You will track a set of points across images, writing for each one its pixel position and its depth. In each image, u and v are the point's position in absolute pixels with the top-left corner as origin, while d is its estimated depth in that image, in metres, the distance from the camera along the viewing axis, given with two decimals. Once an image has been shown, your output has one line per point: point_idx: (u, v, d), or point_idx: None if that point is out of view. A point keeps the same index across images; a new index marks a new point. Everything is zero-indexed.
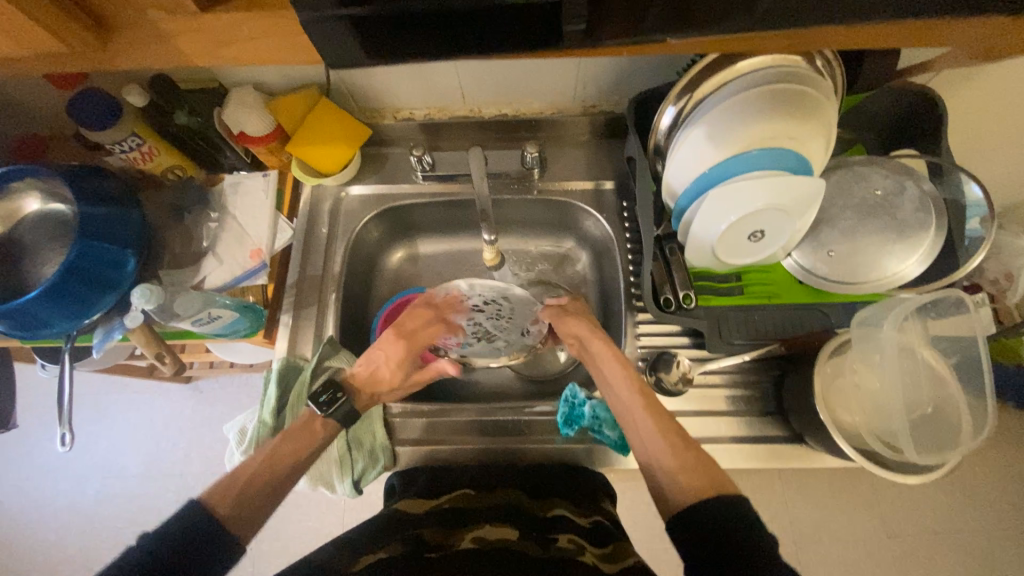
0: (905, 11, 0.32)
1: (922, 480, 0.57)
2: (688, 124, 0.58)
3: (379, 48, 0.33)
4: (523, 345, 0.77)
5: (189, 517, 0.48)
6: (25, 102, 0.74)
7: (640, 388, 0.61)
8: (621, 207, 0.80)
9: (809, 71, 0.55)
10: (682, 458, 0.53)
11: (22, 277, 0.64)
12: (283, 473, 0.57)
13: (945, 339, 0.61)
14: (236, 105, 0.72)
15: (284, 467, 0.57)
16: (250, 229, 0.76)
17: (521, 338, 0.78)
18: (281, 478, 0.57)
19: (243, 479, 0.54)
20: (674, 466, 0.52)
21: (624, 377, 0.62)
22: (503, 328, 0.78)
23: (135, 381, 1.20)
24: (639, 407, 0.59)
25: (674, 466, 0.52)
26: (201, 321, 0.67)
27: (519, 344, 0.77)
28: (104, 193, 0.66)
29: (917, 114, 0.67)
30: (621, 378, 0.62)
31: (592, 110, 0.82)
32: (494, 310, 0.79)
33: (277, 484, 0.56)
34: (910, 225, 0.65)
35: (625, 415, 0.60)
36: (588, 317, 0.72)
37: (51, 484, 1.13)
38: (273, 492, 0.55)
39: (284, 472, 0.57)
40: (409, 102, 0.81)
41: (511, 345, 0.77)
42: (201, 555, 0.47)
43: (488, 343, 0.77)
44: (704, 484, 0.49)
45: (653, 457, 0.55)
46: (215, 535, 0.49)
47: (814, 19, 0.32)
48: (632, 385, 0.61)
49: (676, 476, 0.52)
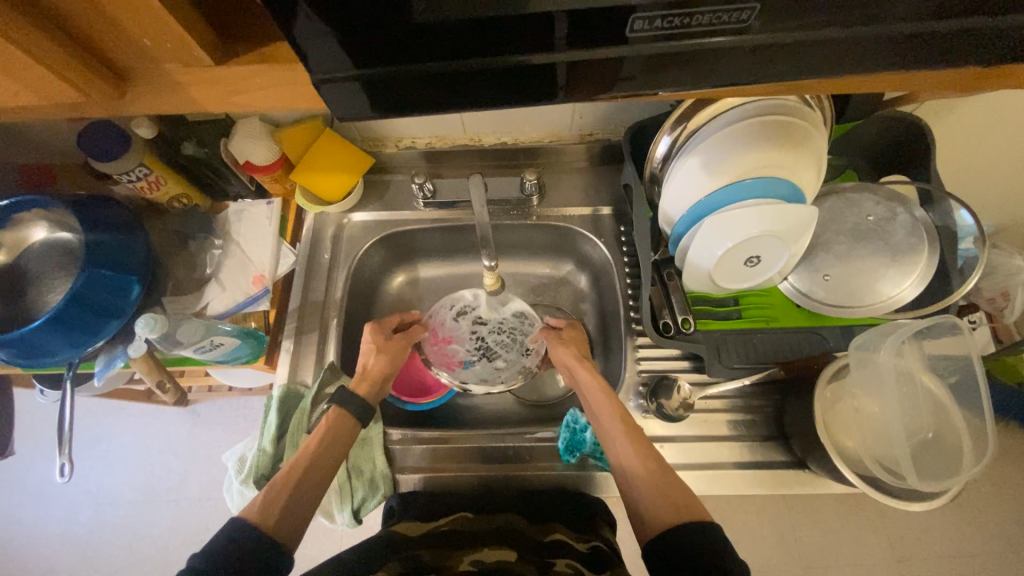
0: (894, 64, 0.33)
1: (924, 506, 0.56)
2: (683, 155, 0.60)
3: (387, 103, 0.34)
4: (521, 368, 0.78)
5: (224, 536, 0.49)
6: (36, 134, 0.75)
7: (624, 418, 0.61)
8: (618, 232, 0.81)
9: (798, 104, 0.57)
10: (660, 484, 0.54)
11: (26, 306, 0.64)
12: (318, 477, 0.58)
13: (940, 361, 0.61)
14: (243, 136, 0.74)
15: (318, 474, 0.58)
16: (253, 256, 0.77)
17: (520, 358, 0.79)
18: (315, 487, 0.58)
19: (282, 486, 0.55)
20: (652, 491, 0.53)
21: (607, 406, 0.62)
22: (504, 346, 0.80)
23: (133, 405, 1.19)
24: (619, 431, 0.60)
25: (652, 491, 0.53)
26: (203, 348, 0.68)
27: (518, 365, 0.78)
28: (111, 222, 0.67)
29: (906, 144, 0.70)
30: (605, 407, 0.63)
31: (589, 138, 0.84)
32: (496, 325, 0.81)
33: (307, 498, 0.57)
34: (903, 250, 0.66)
35: (606, 437, 0.60)
36: (579, 344, 0.73)
37: (44, 511, 1.12)
38: (310, 499, 0.56)
39: (315, 479, 0.58)
40: (411, 132, 0.83)
41: (510, 366, 0.78)
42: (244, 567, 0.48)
43: (488, 364, 0.79)
44: (674, 511, 0.51)
45: (632, 490, 0.55)
46: (258, 550, 0.49)
47: (807, 72, 0.33)
48: (615, 415, 0.61)
49: (652, 501, 0.52)
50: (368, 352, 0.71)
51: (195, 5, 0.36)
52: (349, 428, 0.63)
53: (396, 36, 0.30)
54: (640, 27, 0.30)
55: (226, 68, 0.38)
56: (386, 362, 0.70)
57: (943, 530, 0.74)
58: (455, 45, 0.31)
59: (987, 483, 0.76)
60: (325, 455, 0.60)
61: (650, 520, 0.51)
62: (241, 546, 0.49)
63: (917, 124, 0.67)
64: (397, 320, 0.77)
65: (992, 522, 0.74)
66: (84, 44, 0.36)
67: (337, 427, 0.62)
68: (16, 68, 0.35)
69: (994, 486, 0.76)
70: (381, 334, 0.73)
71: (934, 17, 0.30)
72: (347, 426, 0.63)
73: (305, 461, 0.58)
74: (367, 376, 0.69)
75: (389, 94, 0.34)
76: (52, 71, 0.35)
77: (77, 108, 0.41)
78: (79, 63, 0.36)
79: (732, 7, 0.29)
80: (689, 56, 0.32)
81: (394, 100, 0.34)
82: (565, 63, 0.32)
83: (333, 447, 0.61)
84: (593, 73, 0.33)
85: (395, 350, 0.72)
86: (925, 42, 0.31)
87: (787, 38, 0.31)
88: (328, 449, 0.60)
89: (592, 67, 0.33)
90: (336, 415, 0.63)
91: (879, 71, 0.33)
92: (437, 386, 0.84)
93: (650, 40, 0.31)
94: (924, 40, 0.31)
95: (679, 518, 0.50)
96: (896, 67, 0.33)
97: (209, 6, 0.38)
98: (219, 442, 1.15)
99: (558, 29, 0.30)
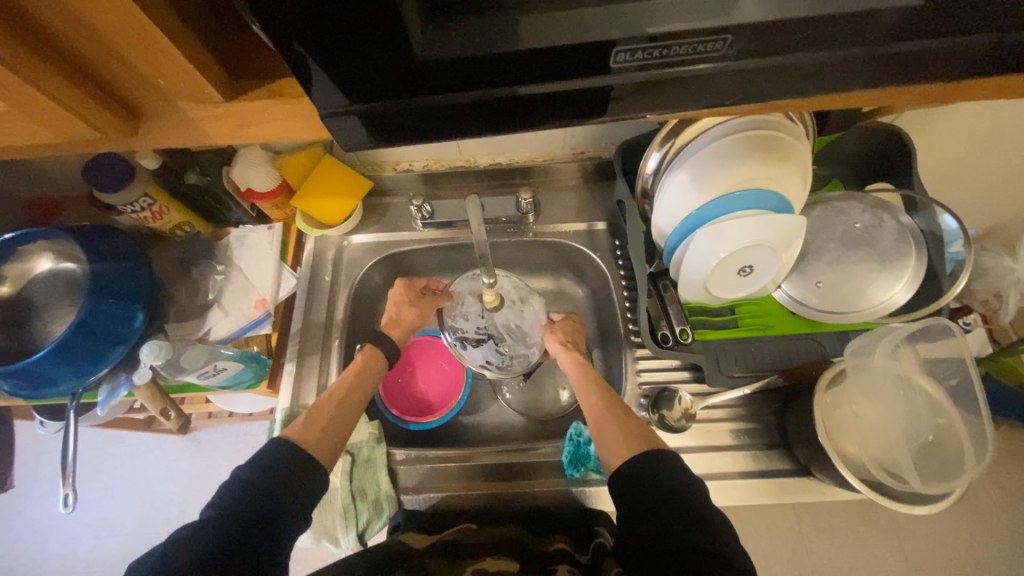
0: (859, 83, 0.35)
1: (929, 510, 0.57)
2: (672, 169, 0.62)
3: (383, 133, 0.36)
4: (524, 360, 0.78)
5: (214, 528, 0.45)
6: (46, 169, 0.78)
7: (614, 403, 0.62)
8: (614, 245, 0.83)
9: (781, 119, 0.59)
10: (621, 422, 0.58)
11: (29, 337, 0.65)
12: (357, 402, 0.65)
13: (936, 363, 0.62)
14: (244, 164, 0.75)
15: (349, 402, 0.64)
16: (255, 281, 0.78)
17: (526, 350, 0.78)
18: (349, 419, 0.62)
19: (313, 438, 0.57)
20: (614, 429, 0.57)
21: (593, 393, 0.65)
22: (509, 332, 0.78)
23: (131, 436, 1.17)
24: (592, 393, 0.65)
25: (615, 429, 0.57)
26: (207, 373, 0.69)
27: (519, 354, 0.78)
28: (115, 250, 0.68)
29: (887, 154, 0.72)
30: (592, 391, 0.65)
31: (582, 156, 0.86)
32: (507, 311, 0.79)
33: None
34: (891, 255, 0.68)
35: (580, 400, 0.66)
36: (573, 331, 0.78)
37: (42, 545, 1.10)
38: (344, 431, 0.61)
39: (339, 438, 0.60)
40: (409, 156, 0.86)
41: (514, 356, 0.77)
42: (246, 529, 0.45)
43: (494, 347, 0.77)
44: (634, 443, 0.55)
45: (612, 455, 0.55)
46: (257, 527, 0.46)
47: (775, 92, 0.35)
48: (600, 398, 0.63)
49: (609, 439, 0.57)
50: (400, 303, 0.78)
51: (207, 44, 0.38)
52: (379, 365, 0.71)
53: (395, 74, 0.32)
54: (624, 59, 0.32)
55: (235, 104, 0.40)
56: (416, 315, 0.79)
57: (974, 542, 0.70)
58: (450, 81, 0.33)
59: (1008, 488, 0.74)
60: (360, 387, 0.67)
61: (609, 451, 0.56)
62: (231, 524, 0.45)
63: (908, 135, 0.69)
64: (428, 283, 0.83)
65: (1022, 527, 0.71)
66: (101, 84, 0.38)
67: (369, 365, 0.69)
68: (39, 111, 0.37)
69: (1015, 492, 0.73)
70: (412, 292, 0.80)
71: (902, 39, 0.32)
72: (379, 361, 0.71)
73: (344, 389, 0.65)
74: (399, 324, 0.77)
75: (388, 126, 0.36)
76: (72, 111, 0.37)
77: (90, 143, 0.43)
78: (90, 98, 0.37)
79: (709, 39, 0.31)
80: (668, 83, 0.34)
81: (391, 129, 0.36)
82: (555, 92, 0.34)
83: (368, 380, 0.68)
84: (579, 101, 0.35)
85: (425, 308, 0.79)
86: (889, 61, 0.33)
87: (764, 63, 0.33)
88: (358, 385, 0.67)
89: (583, 94, 0.35)
90: (372, 351, 0.71)
91: (844, 90, 0.36)
92: (438, 405, 0.84)
93: (634, 69, 0.33)
94: (890, 59, 0.33)
95: (636, 451, 0.53)
96: (865, 83, 0.35)
97: (220, 46, 0.40)
98: (221, 470, 1.13)
99: (547, 65, 0.32)
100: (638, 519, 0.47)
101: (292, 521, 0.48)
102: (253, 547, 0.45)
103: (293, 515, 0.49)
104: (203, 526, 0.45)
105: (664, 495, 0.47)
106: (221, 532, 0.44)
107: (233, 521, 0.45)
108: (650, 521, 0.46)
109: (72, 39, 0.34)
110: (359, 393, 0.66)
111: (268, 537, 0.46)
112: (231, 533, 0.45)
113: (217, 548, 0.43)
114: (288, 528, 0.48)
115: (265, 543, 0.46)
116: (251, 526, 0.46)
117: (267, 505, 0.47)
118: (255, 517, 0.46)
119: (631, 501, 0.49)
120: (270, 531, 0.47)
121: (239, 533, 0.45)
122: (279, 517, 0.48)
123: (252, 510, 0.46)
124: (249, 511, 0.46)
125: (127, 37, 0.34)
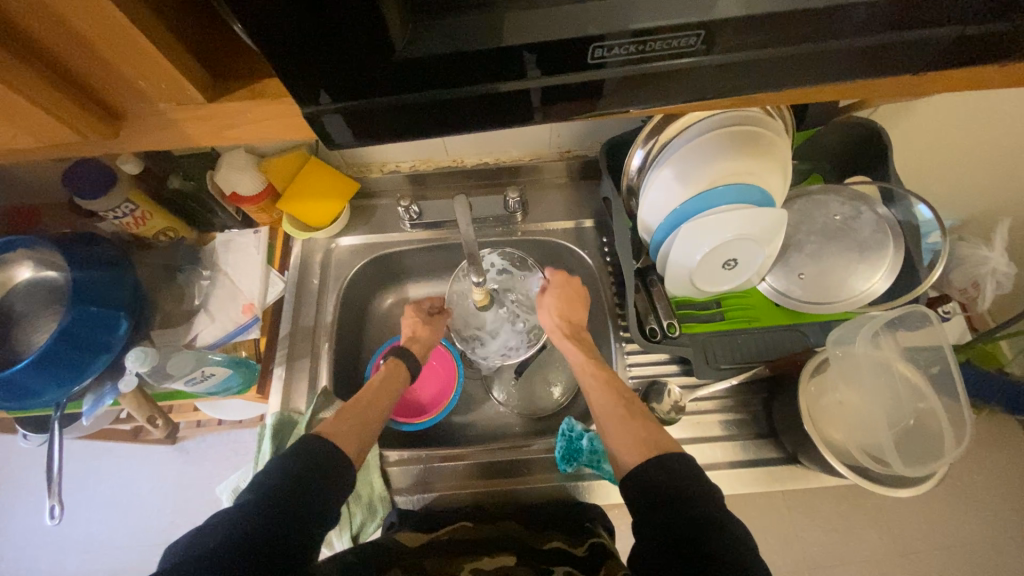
0: (836, 77, 0.36)
1: (916, 492, 0.58)
2: (655, 166, 0.63)
3: (370, 132, 0.37)
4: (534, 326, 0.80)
5: (228, 528, 0.43)
6: (25, 176, 0.77)
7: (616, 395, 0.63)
8: (601, 242, 0.84)
9: (759, 114, 0.61)
10: (628, 420, 0.59)
11: (10, 348, 0.63)
12: (380, 409, 0.64)
13: (915, 350, 0.64)
14: (227, 167, 0.74)
15: (378, 408, 0.64)
16: (242, 285, 0.78)
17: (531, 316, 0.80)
18: (374, 419, 0.62)
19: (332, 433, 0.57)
20: (620, 427, 0.59)
21: (597, 387, 0.65)
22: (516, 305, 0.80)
23: (117, 447, 1.15)
24: (595, 385, 0.66)
25: (622, 429, 0.58)
26: (194, 379, 0.68)
27: (530, 324, 0.80)
28: (98, 258, 0.67)
29: (864, 148, 0.74)
30: (595, 385, 0.66)
31: (567, 154, 0.87)
32: (502, 296, 0.80)
33: None
34: (870, 245, 0.70)
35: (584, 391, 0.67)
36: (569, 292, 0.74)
37: (27, 562, 1.08)
38: (369, 430, 0.60)
39: None
40: (397, 157, 0.86)
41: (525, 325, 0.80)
42: (268, 522, 0.45)
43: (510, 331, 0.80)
44: (640, 440, 0.56)
45: (619, 451, 0.57)
46: (279, 522, 0.45)
47: (759, 85, 0.36)
48: (603, 392, 0.64)
49: (617, 439, 0.58)
50: (413, 323, 0.77)
51: (189, 46, 0.38)
52: (404, 375, 0.71)
53: (384, 71, 0.32)
54: (604, 54, 0.33)
55: (218, 105, 0.40)
56: (432, 333, 0.78)
57: (957, 525, 0.72)
58: (435, 79, 0.33)
59: (988, 471, 0.75)
60: (386, 393, 0.67)
61: (619, 449, 0.57)
62: (251, 523, 0.44)
63: (880, 128, 0.71)
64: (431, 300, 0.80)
65: (1003, 507, 0.73)
66: (80, 88, 0.38)
67: (394, 375, 0.70)
68: (18, 116, 0.37)
69: (995, 475, 0.75)
70: (422, 313, 0.78)
71: (880, 31, 0.33)
72: (403, 372, 0.71)
73: (373, 394, 0.65)
74: (416, 340, 0.76)
75: (370, 122, 0.36)
76: (52, 116, 0.37)
77: (70, 147, 0.43)
78: (69, 101, 0.37)
79: (687, 33, 0.32)
80: (655, 78, 0.35)
81: (377, 125, 0.36)
82: (539, 88, 0.35)
83: (393, 390, 0.68)
84: (567, 97, 0.36)
85: (439, 326, 0.78)
86: (864, 55, 0.34)
87: (741, 58, 0.34)
88: (386, 391, 0.67)
89: (565, 92, 0.35)
90: (396, 363, 0.71)
91: (826, 83, 0.37)
92: (432, 406, 0.83)
93: (619, 64, 0.34)
94: (870, 51, 0.34)
95: (642, 446, 0.54)
96: (842, 78, 0.36)
97: (203, 49, 0.40)
98: (212, 478, 1.12)
99: (530, 64, 0.33)
100: (649, 520, 0.48)
101: (309, 520, 0.47)
102: (277, 542, 0.44)
103: (308, 512, 0.47)
104: (230, 514, 0.44)
105: (670, 498, 0.48)
106: (241, 529, 0.43)
107: (247, 538, 0.43)
108: (661, 518, 0.47)
109: (52, 44, 0.34)
110: (382, 393, 0.66)
111: (292, 529, 0.45)
112: (247, 531, 0.43)
113: (243, 543, 0.42)
114: (304, 520, 0.46)
115: (288, 535, 0.45)
116: (276, 520, 0.45)
117: (283, 500, 0.46)
118: (278, 510, 0.45)
119: (642, 497, 0.50)
120: (296, 528, 0.46)
121: (263, 527, 0.44)
122: (300, 507, 0.47)
123: (277, 504, 0.46)
124: (269, 505, 0.45)
125: (107, 38, 0.33)
